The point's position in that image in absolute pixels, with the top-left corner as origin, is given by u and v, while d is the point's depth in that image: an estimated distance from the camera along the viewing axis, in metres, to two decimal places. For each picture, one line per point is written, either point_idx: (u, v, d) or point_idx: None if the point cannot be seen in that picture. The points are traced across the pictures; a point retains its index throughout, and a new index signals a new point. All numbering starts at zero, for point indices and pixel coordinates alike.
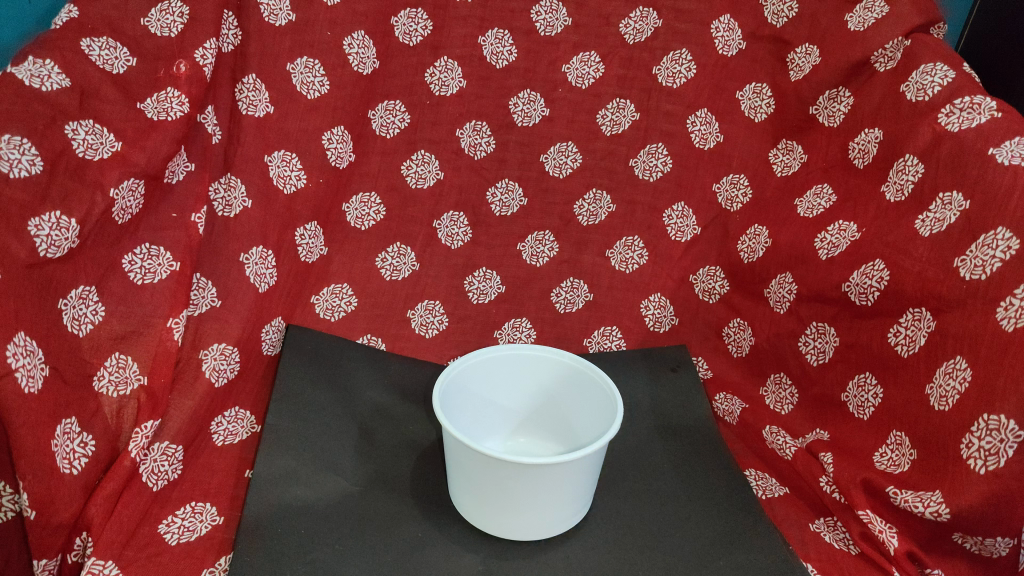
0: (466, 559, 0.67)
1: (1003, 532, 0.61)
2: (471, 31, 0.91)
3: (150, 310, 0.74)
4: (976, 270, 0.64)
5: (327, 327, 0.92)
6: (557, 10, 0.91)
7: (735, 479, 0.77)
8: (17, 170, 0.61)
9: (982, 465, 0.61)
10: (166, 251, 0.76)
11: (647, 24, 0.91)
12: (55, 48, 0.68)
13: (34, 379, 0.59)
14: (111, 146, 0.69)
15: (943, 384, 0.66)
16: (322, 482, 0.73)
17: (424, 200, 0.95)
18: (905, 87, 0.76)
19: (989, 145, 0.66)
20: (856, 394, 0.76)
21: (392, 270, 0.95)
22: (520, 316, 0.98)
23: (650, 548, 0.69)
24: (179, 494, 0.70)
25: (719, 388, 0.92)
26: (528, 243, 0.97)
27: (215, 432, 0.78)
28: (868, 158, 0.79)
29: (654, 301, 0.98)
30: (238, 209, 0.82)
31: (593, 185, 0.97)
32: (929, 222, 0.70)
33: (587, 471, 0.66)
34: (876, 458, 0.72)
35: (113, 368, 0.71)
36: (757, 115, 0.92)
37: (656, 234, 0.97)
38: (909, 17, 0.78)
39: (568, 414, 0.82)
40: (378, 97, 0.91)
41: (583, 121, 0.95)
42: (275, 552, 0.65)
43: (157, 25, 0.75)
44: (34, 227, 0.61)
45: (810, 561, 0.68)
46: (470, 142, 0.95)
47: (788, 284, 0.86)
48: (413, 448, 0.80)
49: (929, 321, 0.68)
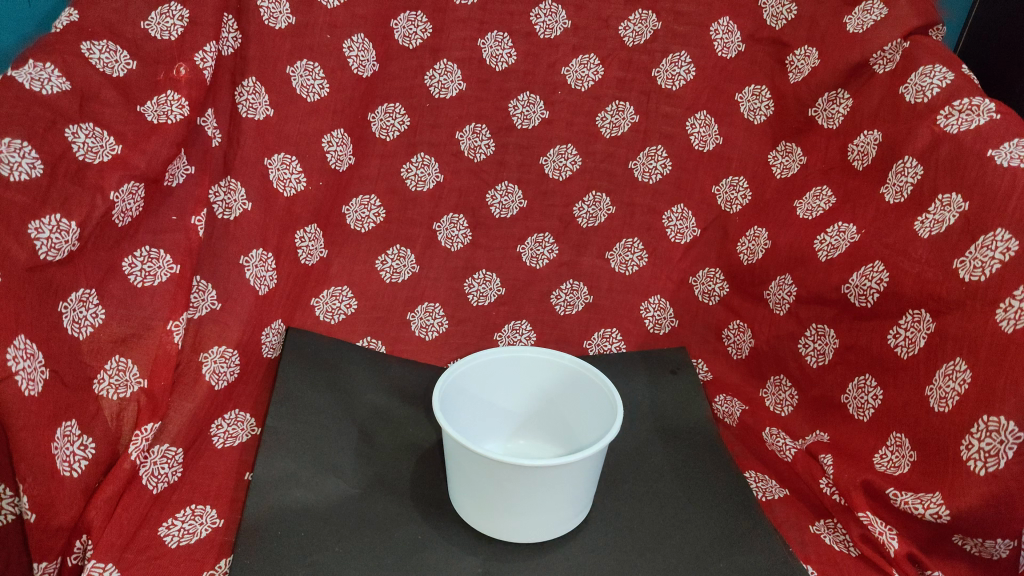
0: (466, 561, 0.66)
1: (1003, 533, 0.61)
2: (471, 34, 0.91)
3: (150, 313, 0.74)
4: (976, 271, 0.64)
5: (327, 329, 0.92)
6: (556, 13, 0.92)
7: (735, 481, 0.77)
8: (17, 174, 0.61)
9: (982, 467, 0.61)
10: (165, 254, 0.76)
11: (647, 27, 0.92)
12: (55, 52, 0.69)
13: (34, 382, 0.59)
14: (111, 149, 0.69)
15: (943, 386, 0.66)
16: (322, 484, 0.73)
17: (424, 203, 0.95)
18: (904, 88, 0.76)
19: (988, 146, 0.66)
20: (856, 396, 0.76)
21: (392, 273, 0.95)
22: (519, 318, 0.98)
23: (650, 550, 0.69)
24: (179, 496, 0.71)
25: (719, 390, 0.92)
26: (527, 245, 0.97)
27: (215, 435, 0.78)
28: (867, 160, 0.79)
29: (654, 303, 0.98)
30: (238, 211, 0.82)
31: (592, 188, 0.97)
32: (928, 223, 0.70)
33: (587, 474, 0.66)
34: (876, 460, 0.72)
35: (114, 371, 0.71)
36: (756, 117, 0.92)
37: (655, 236, 0.97)
38: (907, 19, 0.78)
39: (567, 416, 0.82)
40: (377, 100, 0.91)
41: (583, 123, 0.95)
42: (274, 554, 0.65)
43: (157, 29, 0.75)
44: (34, 229, 0.61)
45: (810, 563, 0.68)
46: (470, 144, 0.95)
47: (788, 286, 0.86)
48: (413, 451, 0.80)
49: (929, 323, 0.68)
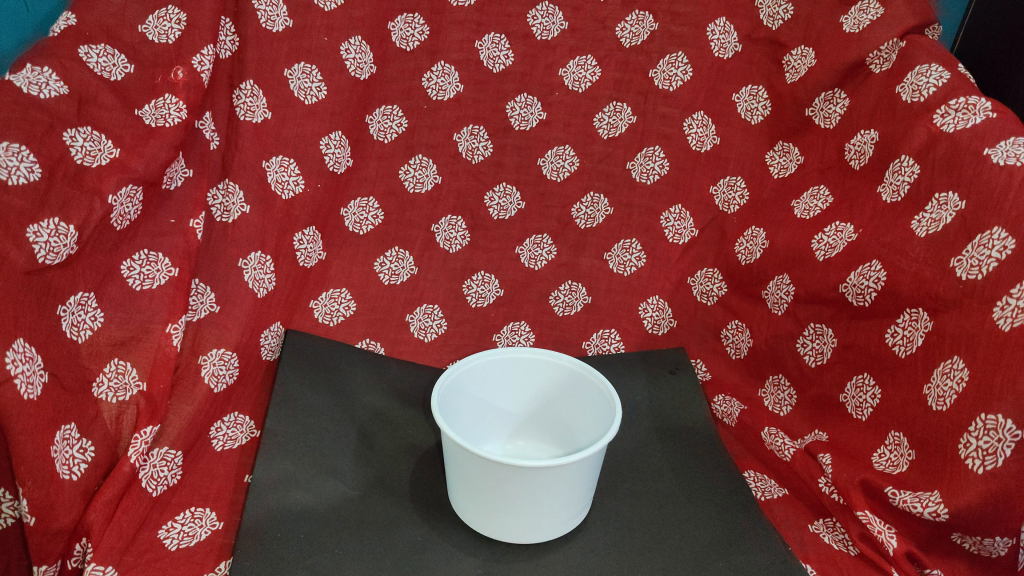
0: (465, 562, 0.66)
1: (1002, 531, 0.61)
2: (469, 36, 0.92)
3: (149, 316, 0.74)
4: (972, 270, 0.65)
5: (326, 331, 0.92)
6: (553, 14, 0.92)
7: (734, 481, 0.77)
8: (16, 177, 0.61)
9: (980, 465, 0.61)
10: (164, 258, 0.76)
11: (643, 28, 0.92)
12: (53, 56, 0.69)
13: (34, 385, 0.60)
14: (109, 152, 0.69)
15: (940, 384, 0.66)
16: (322, 486, 0.74)
17: (422, 204, 0.95)
18: (900, 88, 0.77)
19: (984, 145, 0.67)
20: (854, 395, 0.76)
21: (390, 274, 0.95)
22: (519, 319, 0.98)
23: (650, 550, 0.69)
24: (179, 499, 0.71)
25: (717, 391, 0.92)
26: (526, 246, 0.98)
27: (215, 437, 0.78)
28: (864, 159, 0.80)
29: (652, 304, 0.98)
30: (236, 214, 0.82)
31: (591, 188, 0.97)
32: (925, 222, 0.70)
33: (587, 473, 0.66)
34: (875, 458, 0.72)
35: (113, 374, 0.71)
36: (753, 117, 0.92)
37: (654, 236, 0.97)
38: (904, 19, 0.78)
39: (566, 417, 0.82)
40: (375, 102, 0.91)
41: (581, 124, 0.95)
42: (274, 556, 0.65)
43: (155, 32, 0.75)
44: (33, 233, 0.61)
45: (810, 562, 0.68)
46: (467, 145, 0.95)
47: (785, 285, 0.86)
48: (412, 452, 0.80)
49: (926, 321, 0.68)
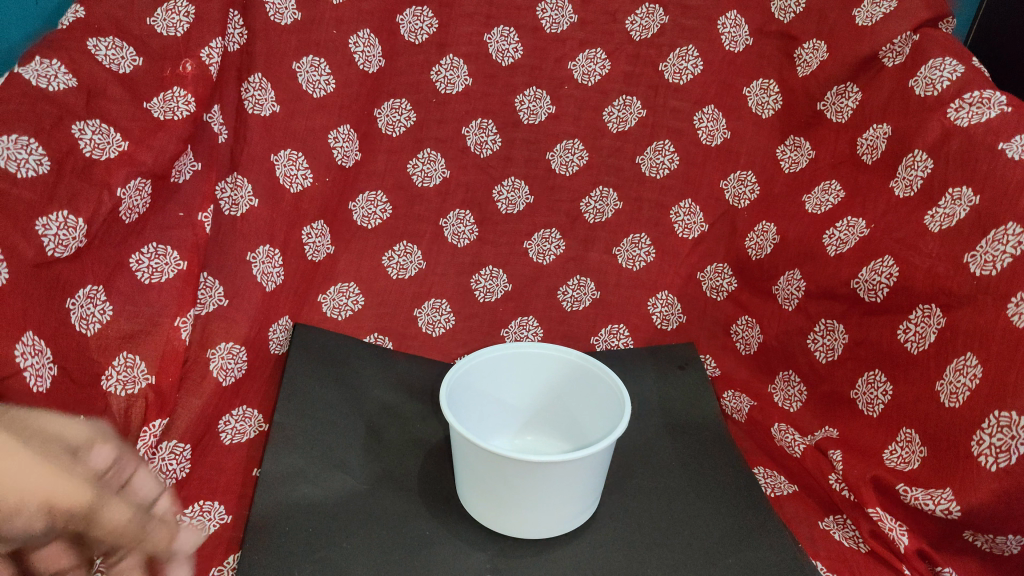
0: (473, 558, 0.66)
1: (1014, 530, 0.60)
2: (478, 29, 0.91)
3: (158, 310, 0.74)
4: (986, 265, 0.64)
5: (335, 326, 0.92)
6: (563, 7, 0.91)
7: (744, 476, 0.77)
8: (24, 170, 0.61)
9: (993, 462, 0.60)
10: (172, 251, 0.76)
11: (654, 21, 0.91)
12: (62, 48, 0.68)
13: (43, 378, 0.60)
14: (118, 145, 0.69)
15: (953, 381, 0.65)
16: (330, 480, 0.73)
17: (429, 198, 0.95)
18: (913, 81, 0.76)
19: (999, 140, 0.66)
20: (865, 391, 0.76)
21: (399, 269, 0.95)
22: (527, 314, 0.98)
23: (658, 547, 0.69)
24: (187, 493, 0.71)
25: (726, 386, 0.92)
26: (534, 241, 0.97)
27: (223, 431, 0.78)
28: (876, 153, 0.79)
29: (661, 299, 0.97)
30: (244, 208, 0.82)
31: (600, 183, 0.96)
32: (939, 217, 0.70)
33: (594, 469, 0.66)
34: (886, 456, 0.71)
35: (122, 367, 0.71)
36: (764, 111, 0.92)
37: (664, 231, 0.96)
38: (916, 12, 0.78)
39: (576, 412, 0.82)
40: (384, 95, 0.91)
41: (590, 118, 0.95)
42: (283, 550, 0.65)
43: (164, 25, 0.75)
44: (42, 226, 0.62)
45: (820, 559, 0.68)
46: (476, 139, 0.94)
47: (797, 281, 0.85)
48: (420, 447, 0.80)
49: (939, 318, 0.68)
